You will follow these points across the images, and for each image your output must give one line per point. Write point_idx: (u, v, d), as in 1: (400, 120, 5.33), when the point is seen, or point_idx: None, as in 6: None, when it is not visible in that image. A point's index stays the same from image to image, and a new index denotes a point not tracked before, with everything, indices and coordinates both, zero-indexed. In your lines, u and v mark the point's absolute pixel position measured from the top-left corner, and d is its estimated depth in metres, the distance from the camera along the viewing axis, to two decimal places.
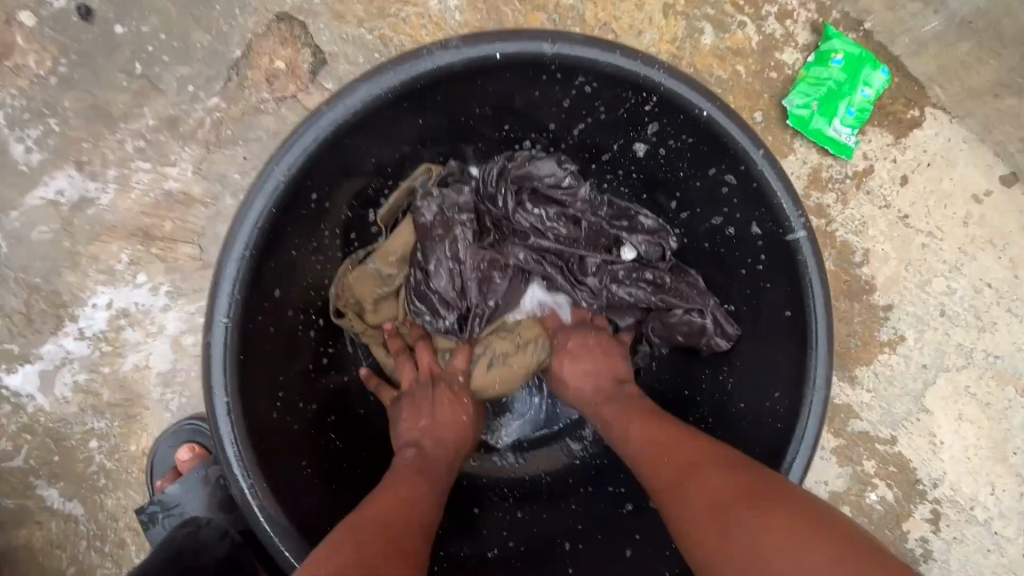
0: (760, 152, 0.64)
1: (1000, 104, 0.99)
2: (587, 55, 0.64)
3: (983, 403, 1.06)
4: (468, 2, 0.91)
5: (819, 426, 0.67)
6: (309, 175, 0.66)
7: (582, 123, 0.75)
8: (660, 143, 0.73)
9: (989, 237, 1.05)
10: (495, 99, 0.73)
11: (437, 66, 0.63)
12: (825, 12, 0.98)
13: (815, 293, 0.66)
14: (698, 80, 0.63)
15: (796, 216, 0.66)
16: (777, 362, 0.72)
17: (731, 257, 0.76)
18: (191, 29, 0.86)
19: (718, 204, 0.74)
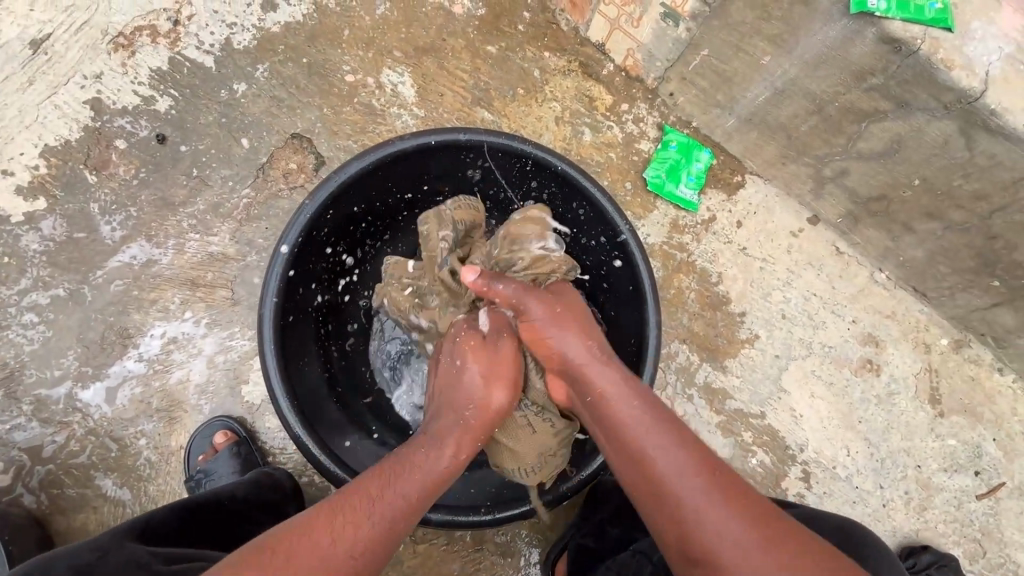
0: (595, 187, 0.99)
1: (787, 169, 1.40)
2: (491, 139, 0.98)
3: (828, 383, 1.40)
4: (422, 121, 1.37)
5: (657, 352, 0.97)
6: (319, 222, 0.97)
7: (493, 185, 1.12)
8: (542, 192, 1.09)
9: (808, 260, 1.45)
10: (437, 169, 1.07)
11: (402, 146, 0.96)
12: (664, 116, 1.45)
13: (643, 270, 0.99)
14: (552, 148, 0.99)
15: (624, 224, 1.00)
16: (632, 321, 1.04)
17: (600, 261, 1.10)
18: (233, 146, 1.27)
19: (585, 231, 1.09)
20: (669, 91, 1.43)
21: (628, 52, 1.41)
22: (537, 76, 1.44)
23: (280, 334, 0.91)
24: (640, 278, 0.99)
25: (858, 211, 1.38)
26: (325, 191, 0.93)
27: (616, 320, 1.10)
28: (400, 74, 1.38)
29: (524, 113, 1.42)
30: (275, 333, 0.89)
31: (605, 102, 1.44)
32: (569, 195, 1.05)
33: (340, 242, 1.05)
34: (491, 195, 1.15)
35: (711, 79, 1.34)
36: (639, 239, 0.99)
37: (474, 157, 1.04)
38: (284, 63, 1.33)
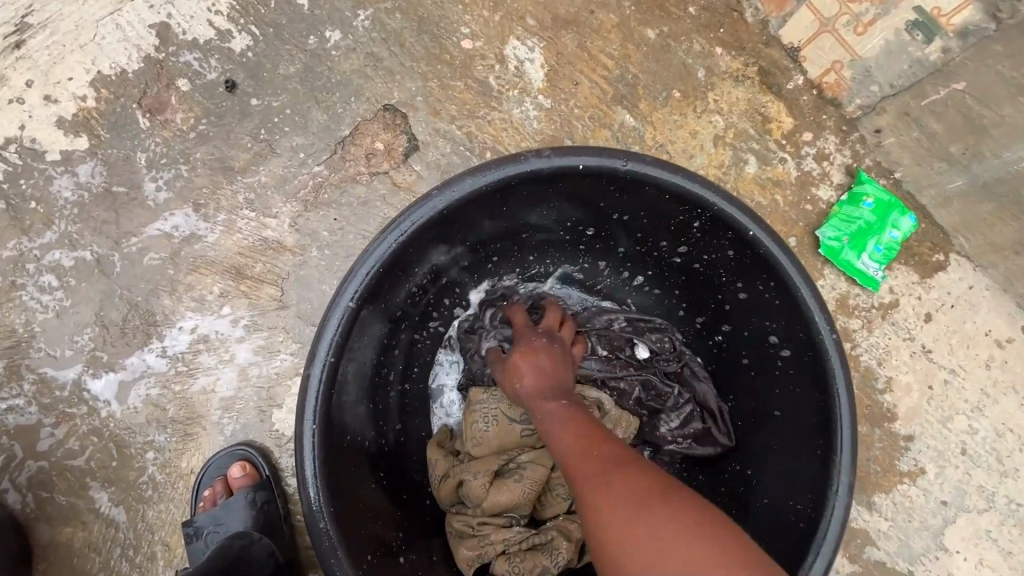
0: (796, 268, 0.68)
1: (1021, 261, 1.03)
2: (655, 175, 0.69)
3: (1005, 552, 1.05)
4: (545, 114, 1.07)
5: (840, 532, 0.66)
6: (398, 259, 0.72)
7: (632, 231, 0.84)
8: (700, 252, 0.81)
9: (1012, 383, 1.08)
10: (569, 201, 0.79)
11: (533, 169, 0.69)
12: (859, 158, 1.10)
13: (841, 403, 0.68)
14: (747, 203, 0.68)
15: (828, 330, 0.69)
16: (801, 464, 0.74)
17: (762, 362, 0.81)
18: (312, 108, 1.02)
19: (753, 315, 0.79)
20: (877, 127, 1.07)
21: (832, 65, 1.06)
22: (701, 79, 1.11)
23: (327, 401, 0.69)
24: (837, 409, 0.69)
25: None
26: (420, 216, 0.69)
27: (765, 445, 0.81)
28: (529, 49, 1.08)
29: (676, 124, 1.10)
30: (322, 398, 0.68)
31: (782, 127, 1.11)
32: (746, 268, 0.75)
33: (422, 276, 0.81)
34: (629, 242, 0.87)
35: (952, 123, 0.97)
36: (844, 357, 0.69)
37: (621, 193, 0.75)
38: (391, 13, 1.06)
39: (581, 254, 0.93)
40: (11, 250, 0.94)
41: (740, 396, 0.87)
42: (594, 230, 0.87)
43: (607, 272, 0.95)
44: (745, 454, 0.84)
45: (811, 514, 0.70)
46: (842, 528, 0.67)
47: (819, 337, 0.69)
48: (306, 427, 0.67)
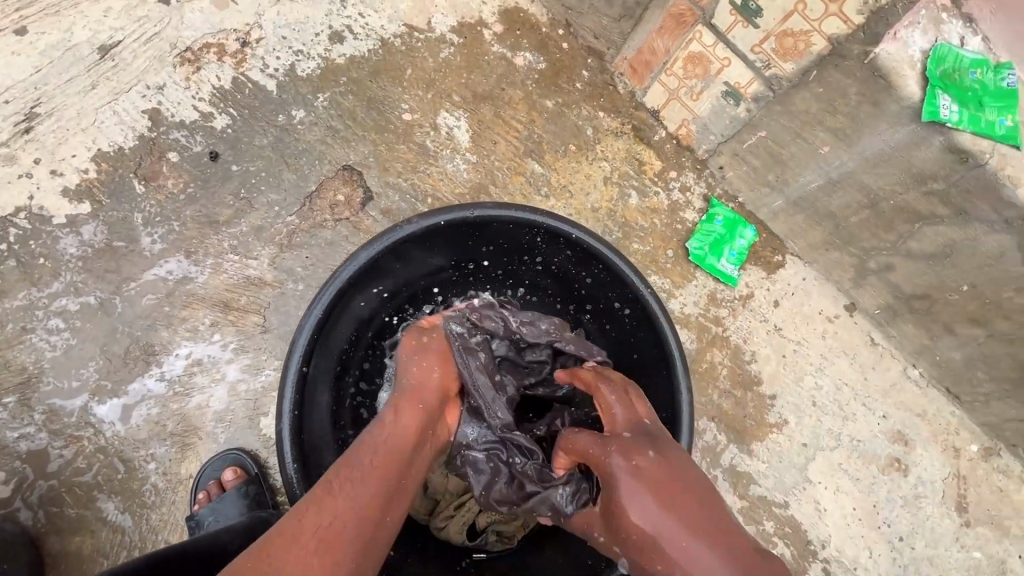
0: (610, 250, 0.97)
1: (830, 255, 1.41)
2: (502, 214, 0.95)
3: (853, 478, 1.37)
4: (472, 167, 1.37)
5: (691, 418, 0.94)
6: (325, 321, 0.91)
7: (501, 254, 1.09)
8: (551, 257, 1.07)
9: (841, 348, 1.44)
10: (446, 246, 1.03)
11: (410, 231, 0.92)
12: (712, 188, 1.47)
13: (668, 333, 0.96)
14: (564, 217, 0.95)
15: (645, 286, 0.97)
16: (658, 385, 1.01)
17: (616, 323, 1.08)
18: (283, 170, 1.27)
19: (599, 291, 1.07)
20: (719, 165, 1.44)
21: (682, 122, 1.44)
22: (590, 135, 1.46)
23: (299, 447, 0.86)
24: (667, 340, 0.97)
25: (898, 306, 1.38)
26: (334, 284, 0.89)
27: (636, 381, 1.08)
28: (457, 119, 1.40)
29: (574, 170, 1.43)
30: (295, 442, 0.85)
31: (653, 168, 1.47)
32: (584, 260, 1.03)
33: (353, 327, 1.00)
34: (506, 263, 1.13)
35: (764, 159, 1.35)
36: (661, 301, 0.97)
37: (483, 229, 1.00)
38: (344, 95, 1.35)
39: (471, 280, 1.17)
40: (22, 301, 1.10)
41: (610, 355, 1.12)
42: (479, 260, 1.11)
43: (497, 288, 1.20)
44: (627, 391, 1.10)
45: (671, 416, 0.97)
46: (691, 415, 0.94)
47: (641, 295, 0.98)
48: (286, 469, 0.84)
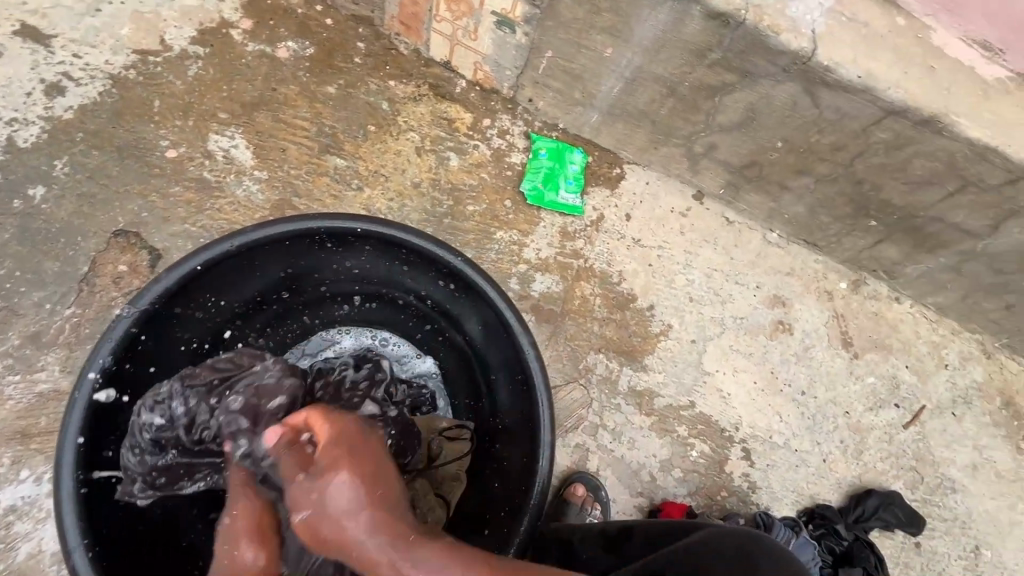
0: (400, 230, 0.90)
1: (660, 152, 1.39)
2: (265, 234, 0.86)
3: (746, 354, 1.40)
4: (266, 184, 1.23)
5: (539, 368, 0.90)
6: (102, 413, 0.81)
7: (302, 272, 1.00)
8: (355, 257, 0.99)
9: (702, 237, 1.44)
10: (230, 285, 0.93)
11: (165, 286, 0.82)
12: (530, 124, 1.41)
13: (489, 290, 0.91)
14: (335, 213, 0.88)
15: (451, 253, 0.92)
16: (504, 345, 0.97)
17: (448, 300, 1.02)
18: (42, 261, 1.10)
19: (420, 274, 1.00)
20: (528, 98, 1.38)
21: (475, 66, 1.35)
22: (386, 109, 1.35)
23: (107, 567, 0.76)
24: (492, 300, 0.92)
25: (736, 180, 1.39)
26: (92, 373, 0.78)
27: (488, 350, 1.03)
28: (231, 137, 1.24)
29: (380, 151, 1.32)
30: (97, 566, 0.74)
31: (465, 122, 1.38)
32: (385, 248, 0.96)
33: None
34: (322, 280, 1.04)
35: (563, 79, 1.30)
36: (473, 263, 0.92)
37: (262, 254, 0.92)
38: (87, 154, 1.17)
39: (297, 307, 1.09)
40: None
41: (461, 334, 1.06)
42: (288, 287, 1.03)
43: (331, 305, 1.12)
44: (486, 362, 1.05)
45: (523, 374, 0.93)
46: (539, 364, 0.90)
47: (451, 264, 0.92)
48: None
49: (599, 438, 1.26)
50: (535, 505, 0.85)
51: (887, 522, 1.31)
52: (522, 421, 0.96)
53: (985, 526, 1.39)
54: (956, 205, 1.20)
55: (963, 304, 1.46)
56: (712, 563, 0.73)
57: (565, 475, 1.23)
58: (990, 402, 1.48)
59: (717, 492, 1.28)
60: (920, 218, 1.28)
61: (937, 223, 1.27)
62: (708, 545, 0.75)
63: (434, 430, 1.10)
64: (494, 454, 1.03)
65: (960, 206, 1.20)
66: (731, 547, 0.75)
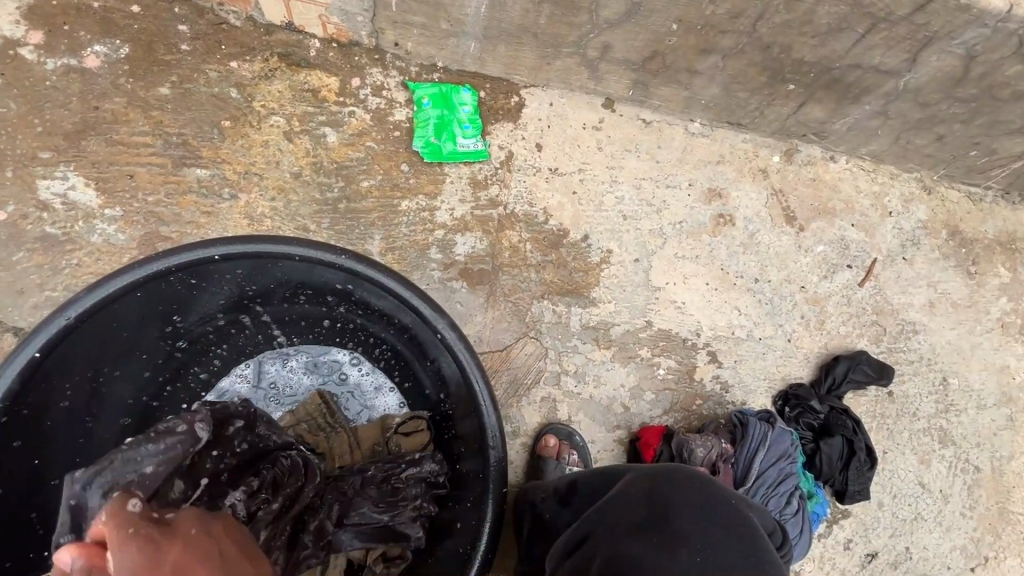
0: (271, 244, 0.79)
1: (555, 67, 1.25)
2: (105, 294, 0.72)
3: (693, 258, 1.34)
4: (124, 221, 1.07)
5: (469, 352, 0.82)
6: None
7: (180, 313, 0.88)
8: (237, 282, 0.88)
9: (622, 148, 1.34)
10: (94, 356, 0.80)
11: (5, 387, 0.68)
12: (406, 71, 1.24)
13: (392, 283, 0.82)
14: (185, 245, 0.75)
15: (337, 254, 0.81)
16: (426, 333, 0.88)
17: (355, 299, 0.93)
18: None
19: (316, 280, 0.90)
20: (393, 41, 1.21)
21: (322, 20, 1.17)
22: (237, 96, 1.16)
23: None
24: (395, 291, 0.82)
25: (642, 77, 1.27)
26: None
27: (414, 341, 0.94)
28: (64, 178, 1.06)
29: (244, 147, 1.15)
30: None
31: (332, 88, 1.20)
32: (265, 264, 0.84)
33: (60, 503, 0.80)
34: (211, 311, 0.93)
35: (423, 11, 1.13)
36: (362, 257, 0.82)
37: (120, 314, 0.78)
38: None
39: (199, 347, 0.98)
40: None
41: (384, 329, 0.98)
42: (175, 329, 0.91)
43: (238, 334, 1.01)
44: (416, 352, 0.97)
45: (454, 359, 0.85)
46: (468, 347, 0.83)
47: (338, 263, 0.82)
48: None
49: (565, 385, 1.21)
50: (495, 491, 0.80)
51: (858, 382, 1.32)
52: (466, 405, 0.89)
53: (949, 357, 1.42)
54: (871, 45, 1.11)
55: (897, 146, 1.40)
56: (625, 513, 0.70)
57: (537, 431, 1.19)
58: (938, 237, 1.47)
59: (693, 402, 1.26)
60: (838, 69, 1.18)
61: (856, 71, 1.18)
62: (621, 515, 0.70)
63: (389, 429, 1.05)
64: (453, 440, 0.96)
65: (875, 46, 1.11)
66: (641, 515, 0.69)
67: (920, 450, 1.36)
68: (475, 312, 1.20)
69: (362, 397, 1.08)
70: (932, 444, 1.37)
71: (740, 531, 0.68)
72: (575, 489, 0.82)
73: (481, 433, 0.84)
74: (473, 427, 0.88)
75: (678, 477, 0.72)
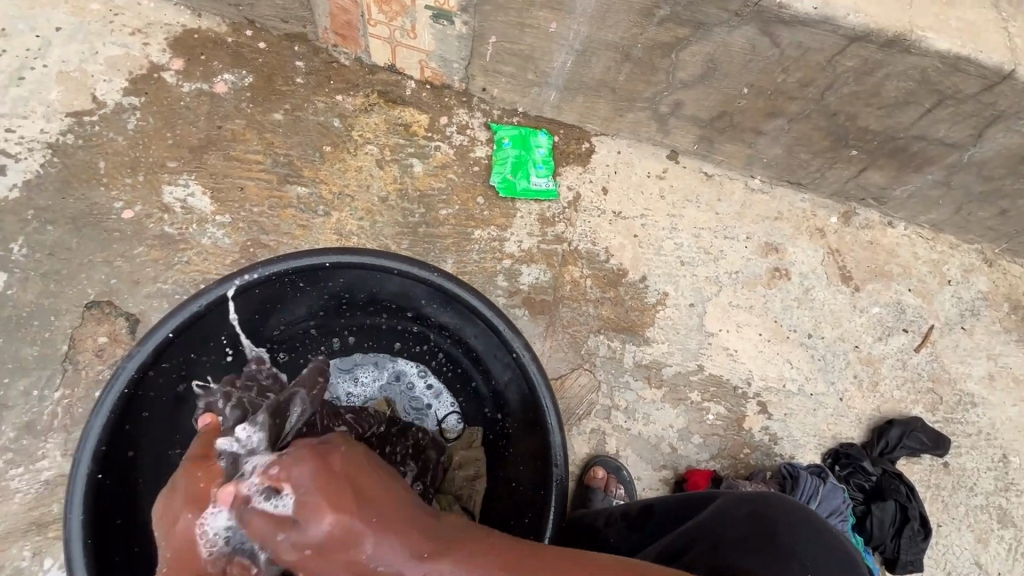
0: (373, 257, 0.87)
1: (626, 119, 1.35)
2: (230, 288, 0.82)
3: (747, 308, 1.37)
4: (231, 227, 1.19)
5: (539, 372, 0.87)
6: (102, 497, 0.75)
7: (280, 313, 0.97)
8: (332, 288, 0.96)
9: (683, 198, 1.41)
10: (205, 343, 0.88)
11: (139, 362, 0.77)
12: (489, 114, 1.36)
13: (474, 300, 0.89)
14: (302, 250, 0.84)
15: (429, 270, 0.89)
16: (498, 351, 0.94)
17: (434, 314, 1.00)
18: (21, 347, 1.08)
19: (401, 293, 0.98)
20: (481, 87, 1.33)
21: (421, 64, 1.30)
22: (339, 126, 1.30)
23: None
24: (478, 309, 0.89)
25: (708, 133, 1.35)
26: (85, 468, 0.72)
27: (482, 359, 1.00)
28: (186, 185, 1.20)
29: (341, 171, 1.27)
30: None
31: (422, 124, 1.33)
32: (362, 275, 0.93)
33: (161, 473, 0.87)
34: (304, 314, 1.01)
35: (514, 62, 1.25)
36: (450, 274, 0.89)
37: (236, 307, 0.87)
38: (43, 230, 1.14)
39: (285, 349, 1.06)
40: None
41: (456, 345, 1.04)
42: (271, 328, 1.00)
43: (321, 340, 1.09)
44: (482, 370, 1.02)
45: (523, 377, 0.90)
46: (538, 367, 0.88)
47: (428, 279, 0.89)
48: None
49: (615, 419, 1.24)
50: (555, 507, 0.84)
51: (912, 448, 1.30)
52: (528, 423, 0.93)
53: (1009, 433, 1.39)
54: (936, 119, 1.16)
55: (957, 217, 1.42)
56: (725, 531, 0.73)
57: (585, 461, 1.22)
58: (998, 309, 1.46)
59: (740, 450, 1.27)
60: (902, 139, 1.23)
61: (920, 141, 1.23)
62: (724, 530, 0.73)
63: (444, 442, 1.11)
64: (509, 458, 1.01)
65: (941, 120, 1.15)
66: (742, 531, 0.72)
67: (977, 527, 1.32)
68: (534, 339, 1.26)
69: (421, 411, 1.14)
70: (990, 522, 1.32)
71: (838, 558, 0.71)
72: (652, 512, 0.86)
73: (545, 451, 0.88)
74: (534, 445, 0.92)
75: (775, 501, 0.76)
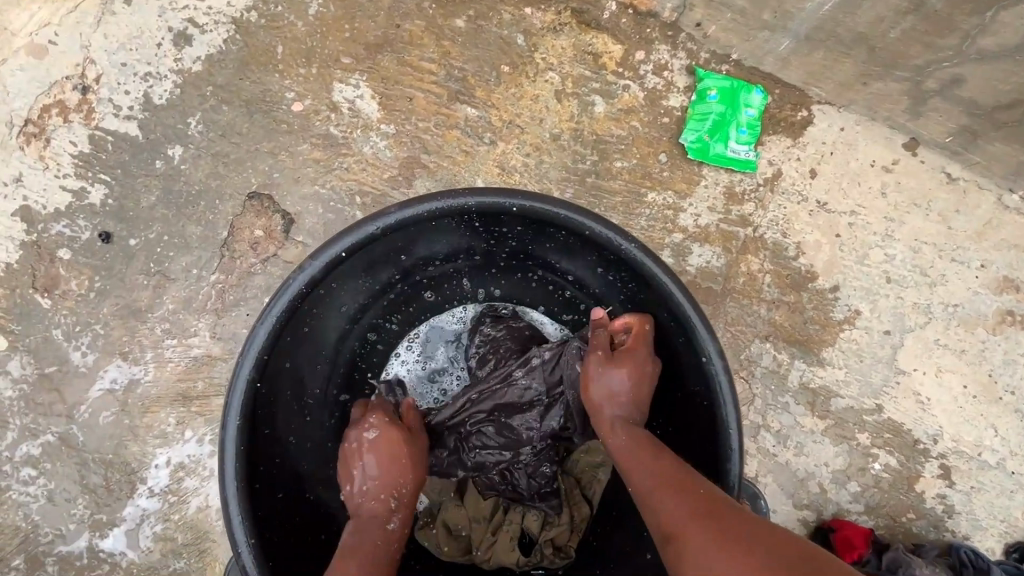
0: (563, 210, 0.74)
1: (871, 89, 1.07)
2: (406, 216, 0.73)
3: (957, 352, 1.11)
4: (393, 140, 1.11)
5: (731, 389, 0.72)
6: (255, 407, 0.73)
7: (440, 249, 0.88)
8: (501, 234, 0.85)
9: (911, 201, 1.13)
10: (366, 269, 0.82)
11: (307, 280, 0.71)
12: (695, 56, 1.13)
13: (670, 286, 0.73)
14: (489, 188, 0.72)
15: (623, 239, 0.74)
16: (676, 348, 0.79)
17: (604, 286, 0.87)
18: (186, 224, 1.09)
19: (575, 254, 0.84)
20: (697, 21, 1.10)
21: None
22: (522, 43, 1.14)
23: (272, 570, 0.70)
24: (671, 298, 0.74)
25: (978, 125, 1.04)
26: (246, 378, 0.69)
27: None
28: (356, 86, 1.12)
29: (515, 97, 1.13)
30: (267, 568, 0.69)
31: (614, 56, 1.13)
32: (540, 227, 0.80)
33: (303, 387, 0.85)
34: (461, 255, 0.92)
35: None
36: (646, 248, 0.74)
37: (403, 237, 0.79)
38: (217, 108, 1.12)
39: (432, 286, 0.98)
40: None
41: None
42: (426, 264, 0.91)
43: (468, 283, 1.00)
44: None
45: (704, 388, 0.75)
46: (730, 382, 0.72)
47: (619, 249, 0.75)
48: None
49: (760, 440, 1.08)
50: None
51: None
52: (693, 437, 0.79)
53: None
54: None
55: None
56: None
57: None
58: None
59: (902, 513, 1.07)
60: None
61: None
62: None
63: None
64: None
65: None
66: None
67: None
68: None
69: None
70: None
71: None
72: None
73: (712, 477, 0.74)
74: (696, 465, 0.78)
75: None
